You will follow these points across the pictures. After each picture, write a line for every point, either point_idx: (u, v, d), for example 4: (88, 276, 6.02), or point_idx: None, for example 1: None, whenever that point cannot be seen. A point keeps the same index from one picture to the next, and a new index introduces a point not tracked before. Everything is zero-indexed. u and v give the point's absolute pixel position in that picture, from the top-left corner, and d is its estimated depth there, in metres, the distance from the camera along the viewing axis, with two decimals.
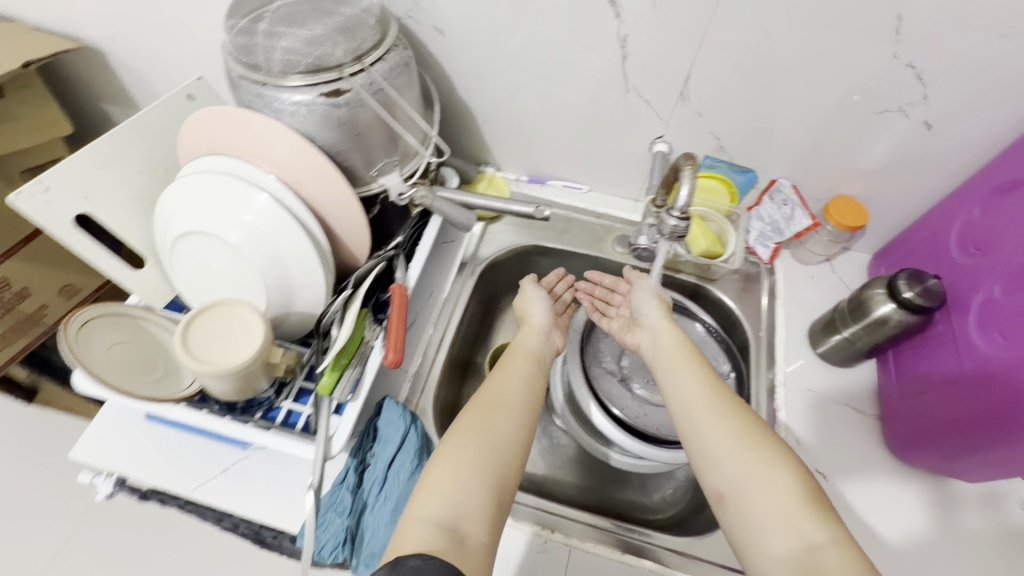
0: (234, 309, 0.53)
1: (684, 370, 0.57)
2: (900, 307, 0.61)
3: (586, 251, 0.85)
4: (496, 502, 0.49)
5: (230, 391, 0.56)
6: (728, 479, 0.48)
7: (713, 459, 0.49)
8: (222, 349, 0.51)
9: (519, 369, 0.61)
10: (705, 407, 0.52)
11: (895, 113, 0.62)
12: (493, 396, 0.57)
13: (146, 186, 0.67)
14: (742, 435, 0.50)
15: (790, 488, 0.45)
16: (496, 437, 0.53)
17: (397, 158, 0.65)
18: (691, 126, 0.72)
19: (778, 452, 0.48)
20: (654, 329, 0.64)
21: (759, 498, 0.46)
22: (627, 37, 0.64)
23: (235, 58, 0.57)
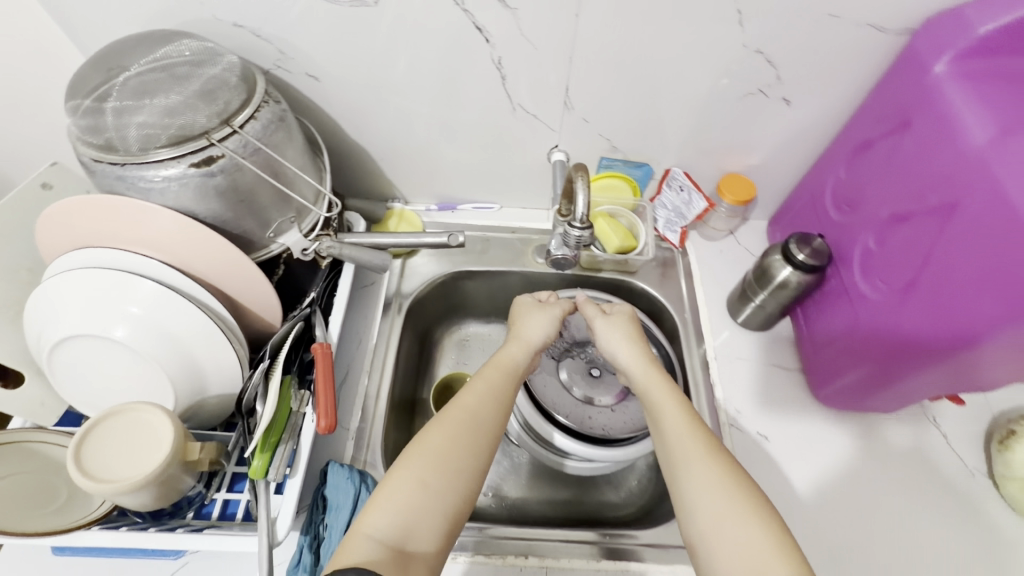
0: (133, 413, 0.48)
1: (666, 408, 0.57)
2: (796, 269, 0.65)
3: (507, 267, 0.84)
4: (449, 522, 0.49)
5: (156, 500, 0.51)
6: (701, 532, 0.48)
7: (690, 508, 0.49)
8: (133, 455, 0.46)
9: (495, 381, 0.60)
10: (691, 442, 0.53)
11: (757, 94, 0.67)
12: (461, 407, 0.56)
13: (9, 293, 0.59)
14: (723, 484, 0.49)
15: (762, 541, 0.45)
16: (457, 461, 0.52)
17: (292, 214, 0.62)
18: (581, 133, 0.74)
19: (760, 509, 0.47)
20: (630, 363, 0.63)
21: (726, 552, 0.46)
22: (502, 59, 0.65)
23: (85, 142, 0.52)
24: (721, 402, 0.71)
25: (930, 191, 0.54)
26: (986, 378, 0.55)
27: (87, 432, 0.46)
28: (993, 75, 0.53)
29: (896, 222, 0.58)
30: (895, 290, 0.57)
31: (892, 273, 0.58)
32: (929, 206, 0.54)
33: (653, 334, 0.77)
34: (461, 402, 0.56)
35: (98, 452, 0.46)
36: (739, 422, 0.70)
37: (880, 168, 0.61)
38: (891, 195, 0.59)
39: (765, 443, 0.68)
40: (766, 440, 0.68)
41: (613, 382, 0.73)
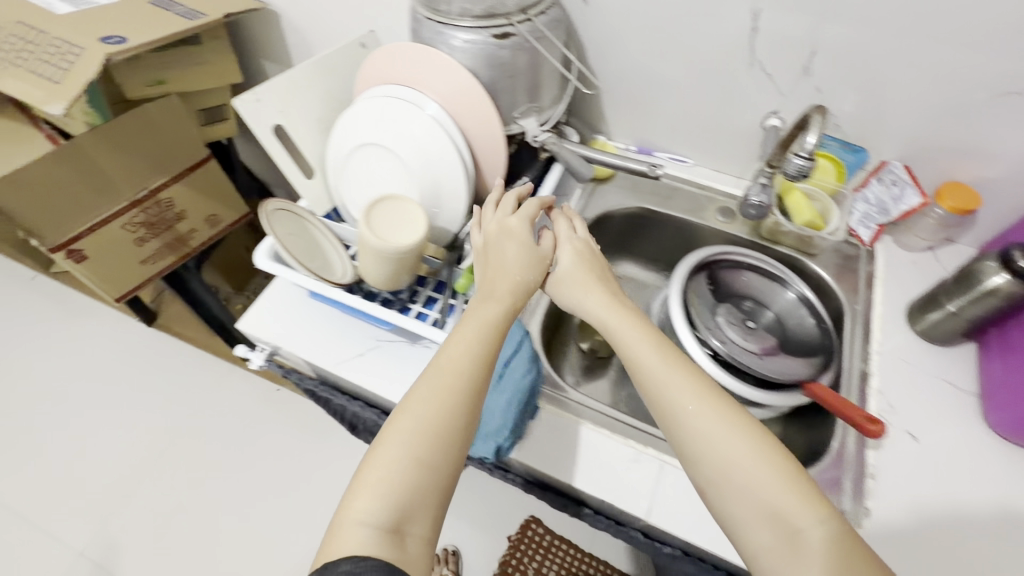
0: (405, 205, 0.63)
1: (657, 356, 0.56)
2: (1014, 276, 0.63)
3: (687, 216, 0.89)
4: (444, 494, 0.50)
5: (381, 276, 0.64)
6: (714, 476, 0.50)
7: (697, 457, 0.51)
8: (404, 224, 0.62)
9: (479, 334, 0.57)
10: (685, 390, 0.53)
11: (1021, 96, 0.65)
12: (447, 376, 0.53)
13: (324, 112, 0.78)
14: (732, 420, 0.51)
15: (775, 480, 0.48)
16: (445, 427, 0.51)
17: (537, 105, 0.75)
18: (808, 103, 0.76)
19: (773, 452, 0.50)
20: (606, 316, 0.60)
21: (741, 493, 0.48)
22: (761, 12, 0.70)
23: (423, 4, 0.70)
24: (874, 393, 0.70)
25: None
26: None
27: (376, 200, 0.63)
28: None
29: None
30: None
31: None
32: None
33: (818, 306, 0.73)
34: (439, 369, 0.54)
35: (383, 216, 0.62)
36: (889, 417, 0.68)
37: None
38: None
39: (913, 444, 0.66)
40: (914, 441, 0.66)
41: (765, 337, 0.75)
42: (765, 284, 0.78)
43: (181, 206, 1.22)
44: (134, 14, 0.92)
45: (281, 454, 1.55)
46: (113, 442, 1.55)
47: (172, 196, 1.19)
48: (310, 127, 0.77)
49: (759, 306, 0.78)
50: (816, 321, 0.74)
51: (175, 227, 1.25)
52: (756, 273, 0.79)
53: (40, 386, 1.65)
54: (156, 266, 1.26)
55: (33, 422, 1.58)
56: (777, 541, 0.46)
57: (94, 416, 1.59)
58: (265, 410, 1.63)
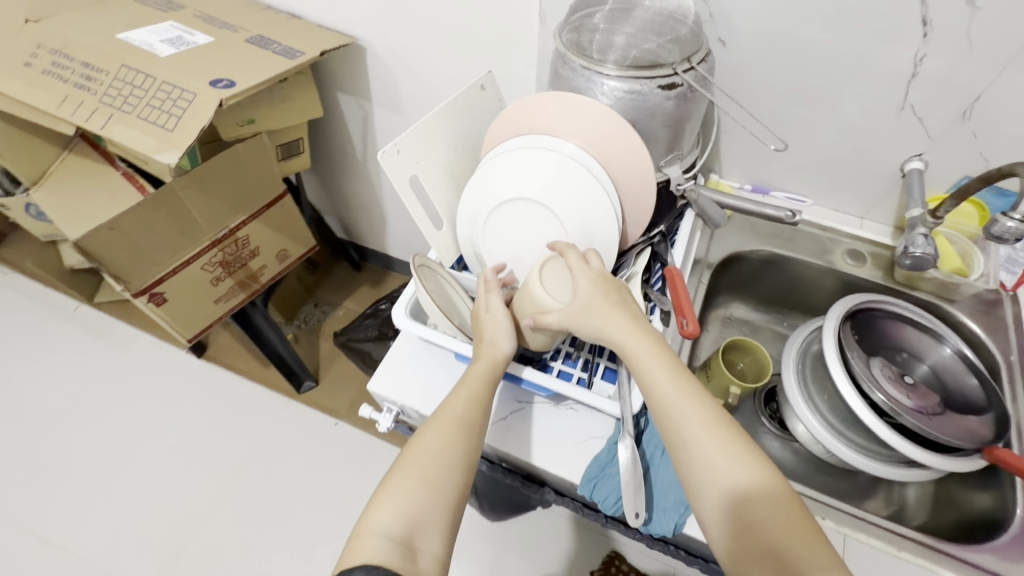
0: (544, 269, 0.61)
1: (658, 378, 0.54)
2: None
3: (813, 259, 0.86)
4: (450, 519, 0.53)
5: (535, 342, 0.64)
6: (711, 508, 0.49)
7: (700, 489, 0.50)
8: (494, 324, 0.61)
9: (478, 378, 0.59)
10: (694, 419, 0.51)
11: None
12: (445, 411, 0.57)
13: (451, 159, 0.75)
14: (729, 451, 0.49)
15: (783, 522, 0.45)
16: (429, 456, 0.54)
17: (679, 153, 0.73)
18: (960, 147, 0.73)
19: (783, 494, 0.47)
20: (623, 340, 0.56)
21: (741, 529, 0.47)
22: (924, 57, 0.67)
23: (576, 52, 0.67)
24: None
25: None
26: None
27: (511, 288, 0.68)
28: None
29: None
30: None
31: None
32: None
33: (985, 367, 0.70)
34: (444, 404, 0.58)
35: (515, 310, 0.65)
36: None
37: None
38: None
39: None
40: None
41: (923, 393, 0.71)
42: (915, 337, 0.76)
43: (256, 242, 1.18)
44: (234, 53, 0.89)
45: (329, 493, 1.42)
46: (147, 482, 1.43)
47: (248, 233, 1.14)
48: (440, 176, 0.74)
49: (905, 361, 0.76)
50: (980, 381, 0.71)
51: (248, 264, 1.20)
52: (908, 325, 0.76)
53: (68, 420, 1.54)
54: (226, 304, 1.21)
55: (65, 460, 1.47)
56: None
57: (128, 453, 1.48)
58: (308, 443, 1.51)
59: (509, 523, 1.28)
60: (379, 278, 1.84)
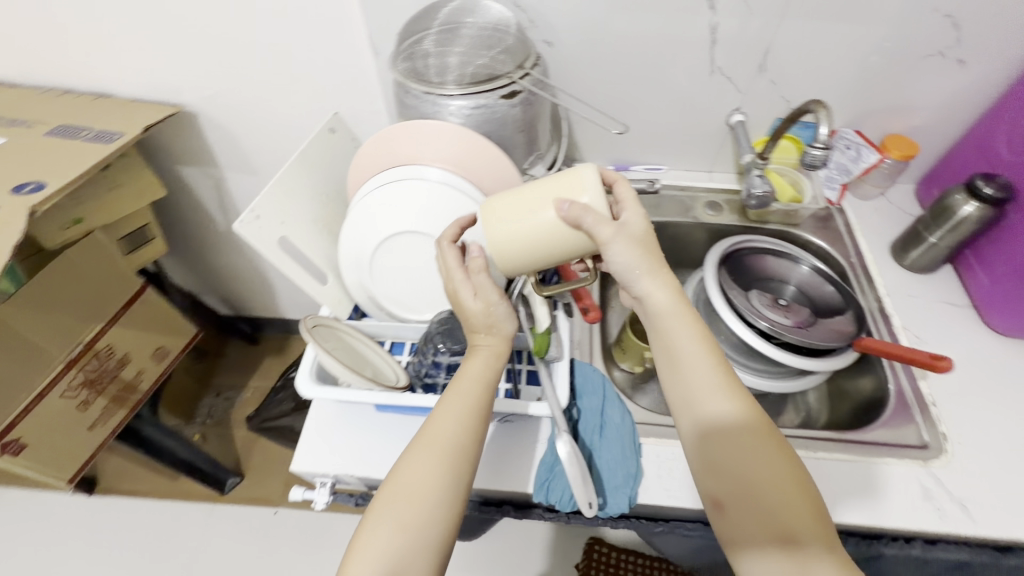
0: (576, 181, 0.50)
1: (694, 356, 0.52)
2: (980, 202, 0.74)
3: (682, 218, 0.95)
4: (437, 563, 0.48)
5: (507, 248, 0.52)
6: (729, 490, 0.49)
7: (721, 472, 0.49)
8: (501, 315, 0.55)
9: (469, 397, 0.53)
10: (726, 401, 0.51)
11: (937, 55, 0.77)
12: (429, 437, 0.51)
13: (318, 210, 0.72)
14: (756, 433, 0.49)
15: (799, 505, 0.46)
16: (419, 497, 0.49)
17: (538, 153, 0.76)
18: (766, 96, 0.85)
19: (797, 479, 0.48)
20: (667, 305, 0.53)
21: (757, 513, 0.47)
22: (718, 26, 0.76)
23: (414, 79, 0.67)
24: (901, 329, 0.79)
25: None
26: None
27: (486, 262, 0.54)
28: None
29: None
30: None
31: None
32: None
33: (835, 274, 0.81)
34: (439, 425, 0.52)
35: (497, 210, 0.52)
36: (923, 346, 0.77)
37: None
38: None
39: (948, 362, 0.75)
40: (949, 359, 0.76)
41: (796, 311, 0.81)
42: (777, 263, 0.86)
43: (123, 349, 1.04)
44: (31, 155, 0.78)
45: None
46: None
47: (111, 341, 1.01)
48: (310, 229, 0.71)
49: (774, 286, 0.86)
50: (834, 286, 0.82)
51: (120, 375, 1.06)
52: (771, 255, 0.86)
53: None
54: (104, 426, 1.06)
55: None
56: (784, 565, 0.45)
57: None
58: (249, 545, 1.36)
59: (481, 549, 1.25)
60: (281, 345, 1.72)
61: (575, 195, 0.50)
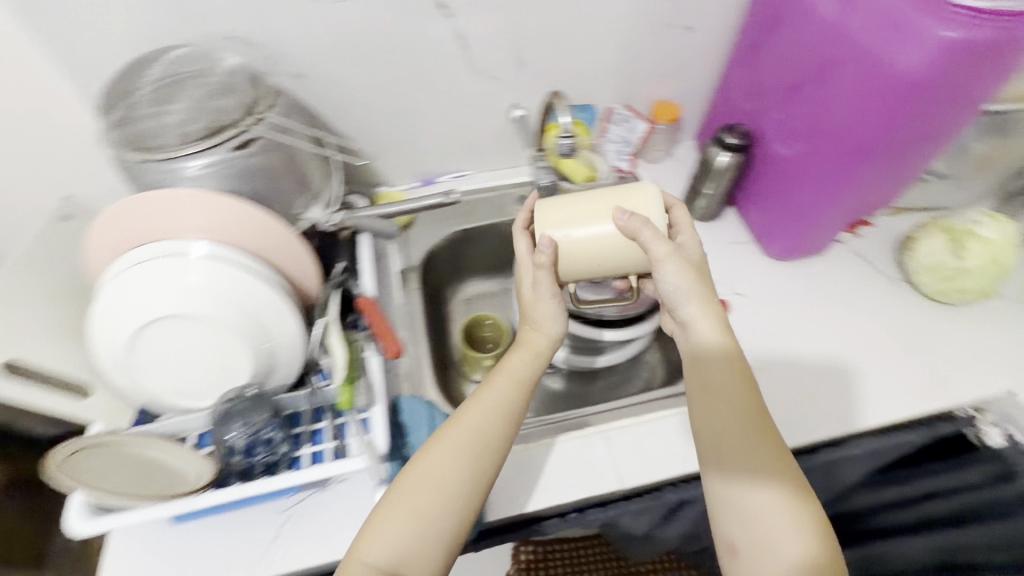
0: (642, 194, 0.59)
1: (724, 360, 0.61)
2: (729, 151, 0.81)
3: (496, 219, 0.94)
4: (446, 545, 0.55)
5: (569, 256, 0.60)
6: (724, 476, 0.57)
7: (725, 464, 0.57)
8: (546, 315, 0.65)
9: (503, 405, 0.62)
10: (746, 405, 0.59)
11: (668, 27, 0.83)
12: (456, 427, 0.59)
13: (60, 314, 0.62)
14: (759, 438, 0.57)
15: (786, 510, 0.53)
16: (439, 483, 0.56)
17: (312, 194, 0.71)
18: (536, 88, 0.87)
19: (790, 488, 0.55)
20: (696, 328, 0.62)
21: (744, 500, 0.55)
22: (462, 31, 0.76)
23: (127, 148, 0.59)
24: None
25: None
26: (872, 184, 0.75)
27: (552, 256, 0.60)
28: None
29: (791, 92, 0.73)
30: (813, 147, 0.72)
31: (927, 139, 0.67)
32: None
33: None
34: (462, 425, 0.59)
35: (563, 221, 0.59)
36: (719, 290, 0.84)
37: (770, 57, 0.76)
38: (780, 74, 0.74)
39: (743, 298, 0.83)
40: (743, 295, 0.83)
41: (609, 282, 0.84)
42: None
43: None
44: None
45: None
46: None
47: None
48: (51, 341, 0.61)
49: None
50: None
51: None
52: None
53: None
54: None
55: None
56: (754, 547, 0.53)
57: None
58: None
59: None
60: None
61: (632, 207, 0.58)
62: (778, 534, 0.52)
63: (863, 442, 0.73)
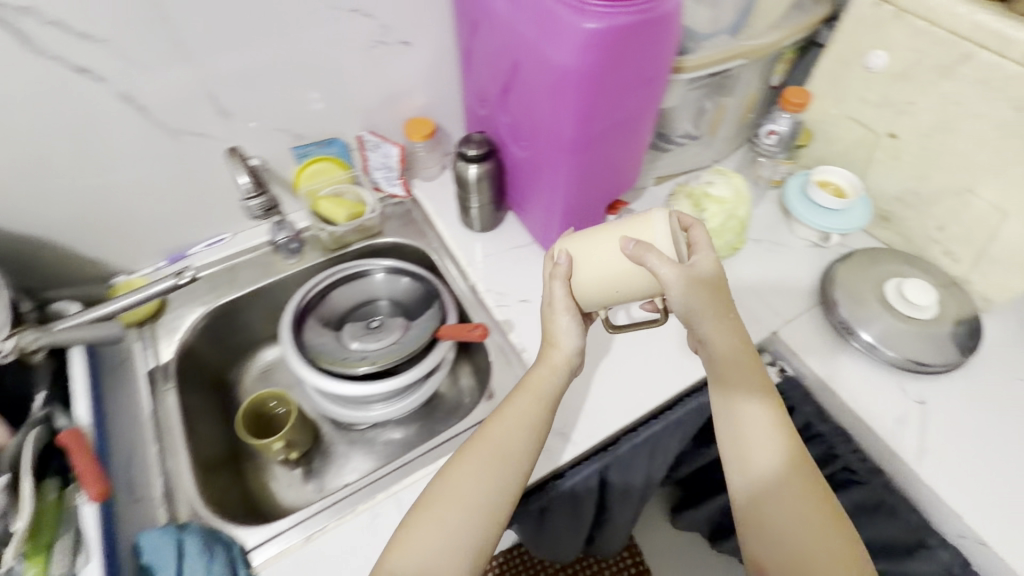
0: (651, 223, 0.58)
1: (741, 373, 0.63)
2: (475, 163, 0.78)
3: (264, 280, 0.85)
4: (474, 556, 0.57)
5: (590, 280, 0.60)
6: (748, 484, 0.61)
7: (752, 465, 0.61)
8: (564, 331, 0.65)
9: (528, 419, 0.63)
10: (762, 415, 0.62)
11: (379, 45, 0.78)
12: (481, 440, 0.62)
13: None
14: (780, 442, 0.61)
15: (816, 512, 0.58)
16: (473, 500, 0.58)
17: None
18: (257, 134, 0.79)
19: (817, 488, 0.59)
20: (713, 340, 0.62)
21: (773, 507, 0.59)
22: (129, 93, 0.67)
23: None
24: (485, 294, 0.83)
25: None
26: (609, 172, 0.75)
27: (568, 269, 0.62)
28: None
29: (505, 94, 0.71)
30: (540, 145, 0.70)
31: (643, 106, 0.66)
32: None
33: (401, 265, 0.82)
34: (483, 441, 0.62)
35: (578, 237, 0.62)
36: (504, 303, 0.81)
37: (479, 63, 0.74)
38: (492, 78, 0.72)
39: (529, 304, 0.81)
40: (529, 301, 0.81)
41: (385, 322, 0.79)
42: (353, 289, 0.82)
43: None
44: None
45: None
46: None
47: None
48: None
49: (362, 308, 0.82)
50: (408, 275, 0.83)
51: None
52: (342, 286, 0.82)
53: None
54: None
55: None
56: (780, 550, 0.57)
57: None
58: None
59: None
60: None
61: (637, 236, 0.58)
62: (802, 534, 0.57)
63: (641, 431, 0.79)
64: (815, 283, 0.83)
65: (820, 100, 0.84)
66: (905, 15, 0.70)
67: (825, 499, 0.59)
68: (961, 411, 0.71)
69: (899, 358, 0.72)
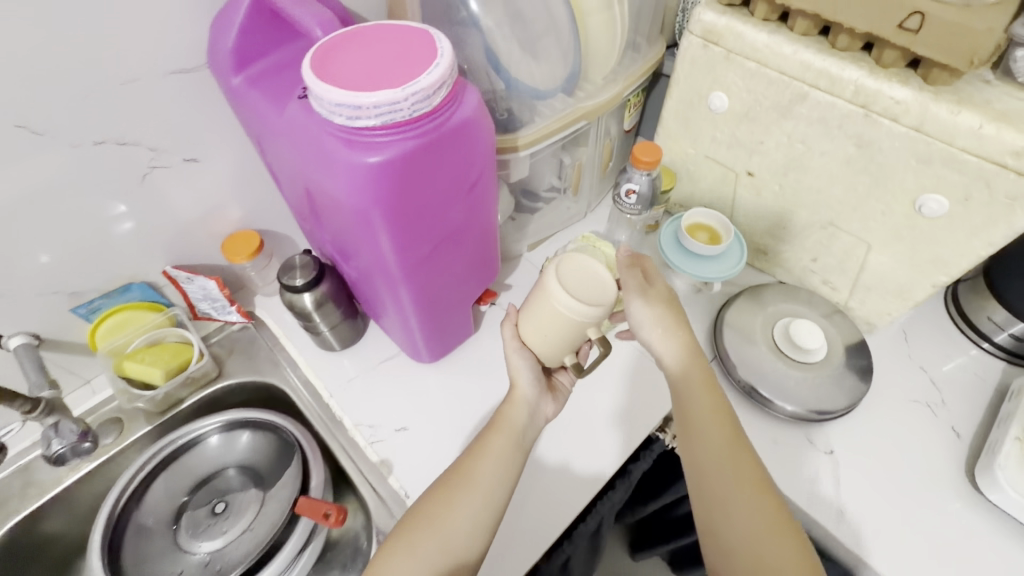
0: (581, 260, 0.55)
1: (698, 384, 0.58)
2: (308, 290, 0.66)
3: (72, 474, 0.68)
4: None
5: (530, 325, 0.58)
6: (709, 499, 0.55)
7: (711, 481, 0.56)
8: (518, 372, 0.62)
9: (501, 447, 0.59)
10: (719, 429, 0.57)
11: (156, 170, 0.63)
12: (464, 467, 0.58)
13: None
14: (739, 464, 0.56)
15: (780, 535, 0.52)
16: (450, 533, 0.54)
17: None
18: (13, 308, 0.62)
19: (780, 509, 0.54)
20: (666, 349, 0.58)
21: (735, 525, 0.53)
22: None
23: None
24: (354, 431, 0.70)
25: (379, 84, 0.42)
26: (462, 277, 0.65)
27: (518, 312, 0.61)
28: (263, 15, 0.53)
29: (315, 214, 0.59)
30: (365, 270, 0.59)
31: (479, 208, 0.56)
32: (389, 93, 0.41)
33: (228, 418, 0.69)
34: (464, 470, 0.58)
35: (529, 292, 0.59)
36: (376, 439, 0.69)
37: (279, 179, 0.62)
38: (296, 197, 0.60)
39: (406, 434, 0.70)
40: (406, 430, 0.70)
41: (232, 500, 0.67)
42: (189, 463, 0.69)
43: None
44: None
45: None
46: None
47: None
48: None
49: (206, 482, 0.69)
50: (245, 425, 0.70)
51: None
52: (173, 472, 0.68)
53: None
54: None
55: None
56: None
57: None
58: None
59: None
60: None
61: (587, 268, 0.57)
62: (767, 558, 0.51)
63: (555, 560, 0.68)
64: (707, 333, 0.79)
65: (676, 142, 0.79)
66: (735, 57, 0.65)
67: (789, 524, 0.53)
68: (868, 450, 0.68)
69: (801, 410, 0.68)
